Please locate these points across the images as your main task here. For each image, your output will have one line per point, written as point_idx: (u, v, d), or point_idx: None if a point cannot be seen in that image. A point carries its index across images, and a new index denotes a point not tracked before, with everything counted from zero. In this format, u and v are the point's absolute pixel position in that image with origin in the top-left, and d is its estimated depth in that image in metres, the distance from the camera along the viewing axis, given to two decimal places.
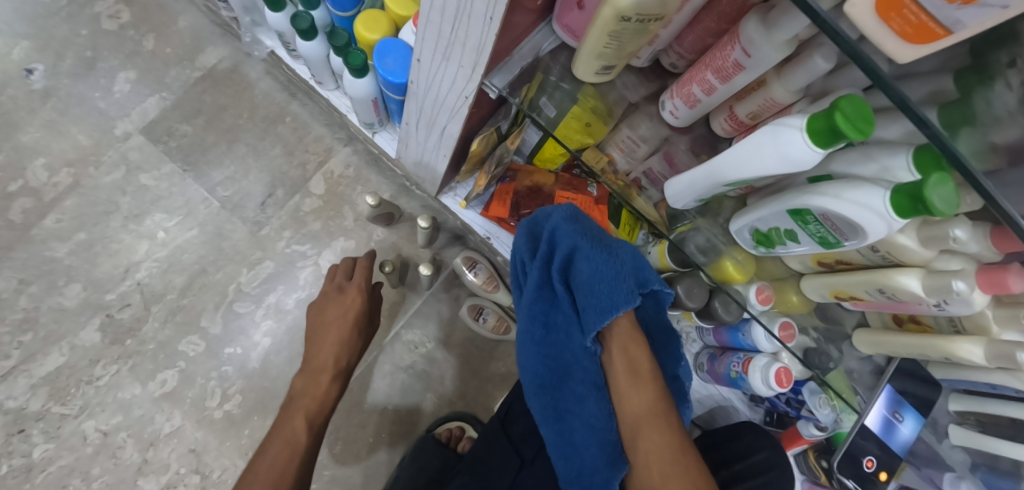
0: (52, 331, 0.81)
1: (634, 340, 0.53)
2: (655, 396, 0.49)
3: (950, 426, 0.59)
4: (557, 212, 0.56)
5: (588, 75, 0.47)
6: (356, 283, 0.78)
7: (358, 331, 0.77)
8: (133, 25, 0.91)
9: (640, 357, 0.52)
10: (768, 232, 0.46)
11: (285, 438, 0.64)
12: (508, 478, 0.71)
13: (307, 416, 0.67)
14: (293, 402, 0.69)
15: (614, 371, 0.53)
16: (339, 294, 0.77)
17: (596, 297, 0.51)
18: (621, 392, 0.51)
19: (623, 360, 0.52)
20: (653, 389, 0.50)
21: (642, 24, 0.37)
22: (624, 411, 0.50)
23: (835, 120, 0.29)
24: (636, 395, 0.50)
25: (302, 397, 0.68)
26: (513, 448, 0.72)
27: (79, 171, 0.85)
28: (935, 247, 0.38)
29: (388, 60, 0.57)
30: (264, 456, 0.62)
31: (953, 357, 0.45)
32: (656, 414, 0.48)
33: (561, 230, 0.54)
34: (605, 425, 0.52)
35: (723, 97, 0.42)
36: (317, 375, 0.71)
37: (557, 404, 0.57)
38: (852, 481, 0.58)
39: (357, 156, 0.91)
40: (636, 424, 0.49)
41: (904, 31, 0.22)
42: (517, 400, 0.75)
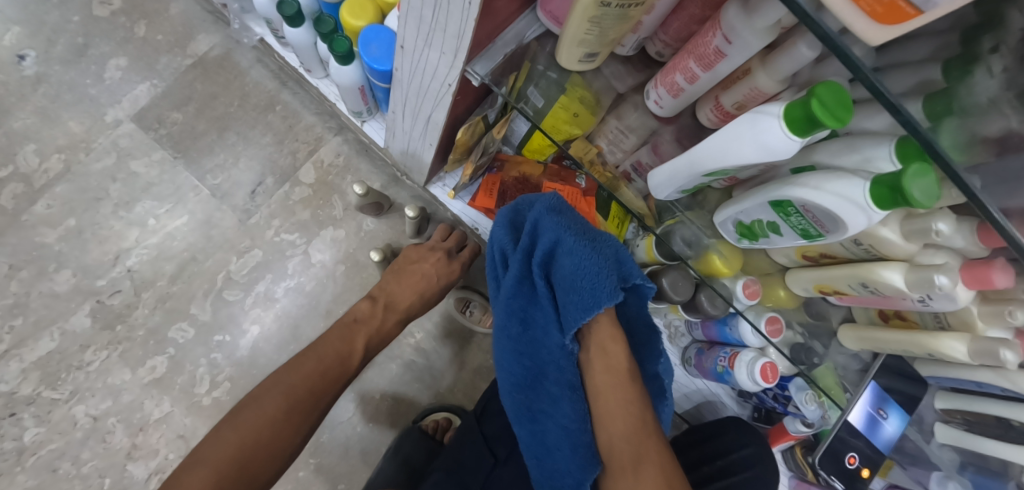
0: (43, 316, 0.81)
1: (613, 336, 0.53)
2: (631, 401, 0.50)
3: (937, 424, 0.59)
4: (540, 203, 0.55)
5: (572, 62, 0.47)
6: (464, 257, 0.83)
7: (439, 292, 0.80)
8: (125, 11, 0.91)
9: (618, 355, 0.52)
10: (751, 225, 0.45)
11: (337, 342, 0.67)
12: (481, 478, 0.70)
13: (366, 341, 0.69)
14: (355, 322, 0.71)
15: (591, 372, 0.53)
16: (447, 259, 0.81)
17: (578, 293, 0.50)
18: (599, 395, 0.52)
19: (600, 359, 0.53)
20: (628, 394, 0.50)
21: (622, 10, 0.37)
22: (601, 410, 0.51)
23: (812, 107, 0.29)
24: (613, 398, 0.50)
25: (367, 323, 0.71)
26: (488, 447, 0.72)
27: (70, 158, 0.86)
28: (917, 240, 0.37)
29: (373, 47, 0.57)
30: (313, 350, 0.64)
31: (937, 353, 0.44)
32: (632, 415, 0.49)
33: (543, 222, 0.54)
34: (579, 427, 0.52)
35: (706, 85, 0.41)
36: (389, 308, 0.75)
37: (530, 404, 0.57)
38: (840, 482, 0.57)
39: (347, 145, 0.91)
40: (612, 429, 0.49)
41: (874, 10, 0.21)
42: (494, 400, 0.76)
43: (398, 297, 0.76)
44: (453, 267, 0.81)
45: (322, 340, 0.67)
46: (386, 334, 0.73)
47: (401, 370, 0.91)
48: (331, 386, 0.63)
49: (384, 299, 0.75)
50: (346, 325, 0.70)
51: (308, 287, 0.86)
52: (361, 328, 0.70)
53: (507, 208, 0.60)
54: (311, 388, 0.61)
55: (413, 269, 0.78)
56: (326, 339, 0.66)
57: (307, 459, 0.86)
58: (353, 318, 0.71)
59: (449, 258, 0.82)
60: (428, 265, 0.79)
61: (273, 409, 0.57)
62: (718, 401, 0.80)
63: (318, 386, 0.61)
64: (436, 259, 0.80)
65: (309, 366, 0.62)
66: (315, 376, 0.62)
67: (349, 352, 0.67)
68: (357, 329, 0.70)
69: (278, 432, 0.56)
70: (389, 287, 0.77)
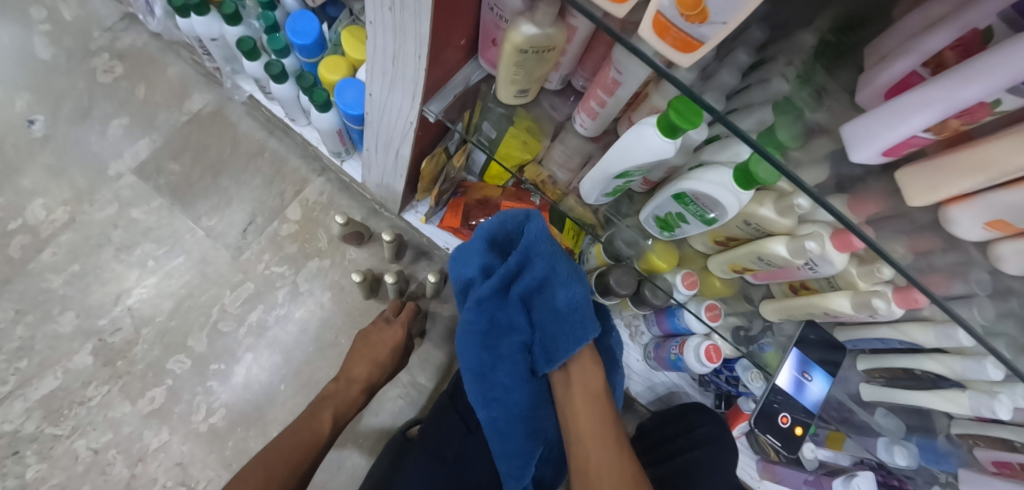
0: (47, 357, 0.86)
1: (591, 361, 0.63)
2: (604, 420, 0.60)
3: (863, 386, 0.67)
4: (531, 227, 0.60)
5: (508, 97, 0.57)
6: (403, 320, 0.86)
7: (394, 358, 0.83)
8: (125, 77, 1.00)
9: (595, 381, 0.62)
10: (666, 217, 0.54)
11: (308, 420, 0.73)
12: (457, 443, 0.80)
13: (333, 413, 0.75)
14: (323, 399, 0.77)
15: (571, 391, 0.61)
16: (387, 325, 0.85)
17: (568, 324, 0.60)
18: (576, 410, 0.61)
19: (578, 380, 0.62)
20: (601, 414, 0.61)
21: (538, 53, 0.47)
22: (577, 424, 0.60)
23: (673, 115, 0.39)
24: (590, 414, 0.60)
25: (333, 398, 0.77)
26: (461, 418, 0.81)
27: (75, 209, 0.93)
28: (791, 216, 0.45)
29: (348, 95, 0.67)
30: (286, 435, 0.71)
31: (831, 309, 0.52)
32: (606, 433, 0.59)
33: (537, 249, 0.59)
34: (528, 413, 0.65)
35: (614, 108, 0.51)
36: (333, 398, 0.77)
37: (485, 392, 0.65)
38: (775, 439, 0.63)
39: (330, 185, 0.99)
40: (587, 439, 0.58)
41: (676, 44, 0.31)
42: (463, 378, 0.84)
43: (342, 389, 0.79)
44: (392, 331, 0.84)
45: (268, 452, 0.68)
46: (352, 412, 0.78)
47: (388, 387, 0.93)
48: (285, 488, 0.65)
49: (346, 375, 0.80)
50: (297, 425, 0.72)
51: (297, 315, 0.92)
52: (308, 436, 0.71)
53: (492, 221, 0.64)
54: (291, 458, 0.68)
55: (364, 345, 0.82)
56: (279, 450, 0.68)
57: None
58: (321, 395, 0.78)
59: (390, 322, 0.85)
60: (375, 333, 0.84)
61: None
62: (682, 391, 0.85)
63: (301, 457, 0.68)
64: (378, 328, 0.84)
65: (287, 444, 0.69)
66: (297, 445, 0.69)
67: (318, 425, 0.73)
68: (324, 405, 0.76)
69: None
70: (349, 364, 0.81)
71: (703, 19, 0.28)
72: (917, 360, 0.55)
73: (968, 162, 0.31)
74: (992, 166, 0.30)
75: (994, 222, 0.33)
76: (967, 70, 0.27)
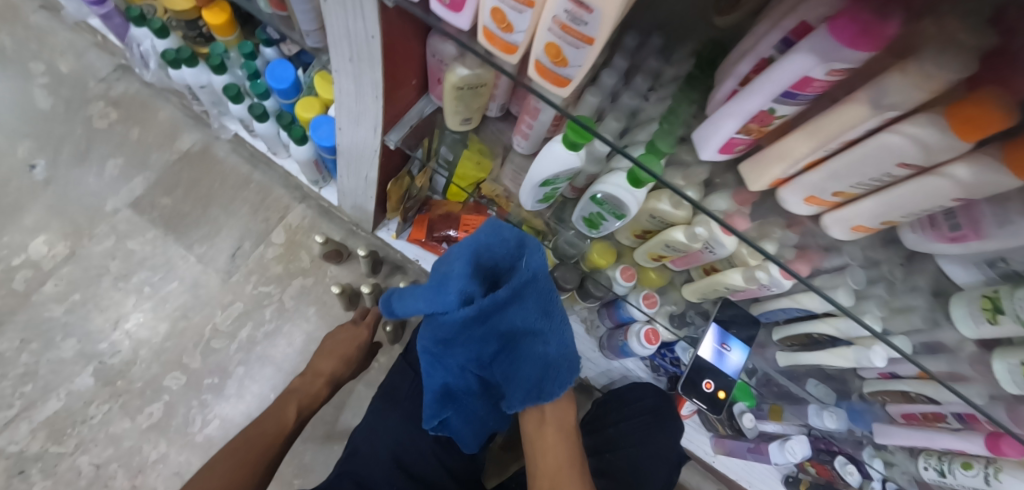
0: (50, 380, 0.93)
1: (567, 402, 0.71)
2: (572, 454, 0.68)
3: (779, 354, 0.77)
4: (533, 262, 0.63)
5: (455, 125, 0.67)
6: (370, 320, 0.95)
7: (360, 355, 0.92)
8: (120, 121, 1.10)
9: (568, 420, 0.70)
10: (591, 217, 0.65)
11: (277, 414, 0.78)
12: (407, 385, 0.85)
13: (296, 408, 0.80)
14: (289, 394, 0.82)
15: (547, 424, 0.69)
16: (354, 326, 0.94)
17: (553, 366, 0.64)
18: (546, 439, 0.68)
19: (554, 413, 0.69)
20: (569, 449, 0.68)
21: (472, 89, 0.57)
22: (546, 456, 0.66)
23: (570, 134, 0.51)
24: (560, 445, 0.67)
25: (300, 390, 0.83)
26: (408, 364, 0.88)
27: (75, 243, 1.01)
28: (684, 209, 0.56)
29: (321, 131, 0.78)
30: (257, 426, 0.76)
31: (729, 284, 0.63)
32: (574, 465, 0.66)
33: (536, 287, 0.63)
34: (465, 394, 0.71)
35: (541, 129, 0.61)
36: (296, 394, 0.83)
37: (439, 370, 0.68)
38: (702, 403, 0.72)
39: (311, 210, 1.08)
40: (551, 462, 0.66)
41: (557, 81, 0.42)
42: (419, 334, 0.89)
43: (306, 383, 0.85)
44: (359, 331, 0.93)
45: (235, 448, 0.71)
46: (314, 406, 0.84)
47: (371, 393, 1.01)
48: (251, 477, 0.68)
49: (312, 371, 0.87)
50: (262, 420, 0.77)
51: (284, 330, 1.00)
52: (272, 429, 0.76)
53: (491, 240, 0.62)
54: (262, 447, 0.73)
55: (333, 343, 0.91)
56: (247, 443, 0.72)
57: (290, 481, 0.96)
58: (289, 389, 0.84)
59: (354, 323, 0.94)
60: (347, 334, 0.92)
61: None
62: (635, 377, 0.94)
63: (270, 444, 0.74)
64: (346, 329, 0.93)
65: (260, 433, 0.74)
66: (265, 435, 0.74)
67: (285, 416, 0.78)
68: (292, 396, 0.81)
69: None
70: (315, 363, 0.88)
71: (566, 64, 0.39)
72: (814, 324, 0.65)
73: (775, 154, 0.42)
74: (786, 156, 0.41)
75: (809, 198, 0.44)
76: (749, 88, 0.37)
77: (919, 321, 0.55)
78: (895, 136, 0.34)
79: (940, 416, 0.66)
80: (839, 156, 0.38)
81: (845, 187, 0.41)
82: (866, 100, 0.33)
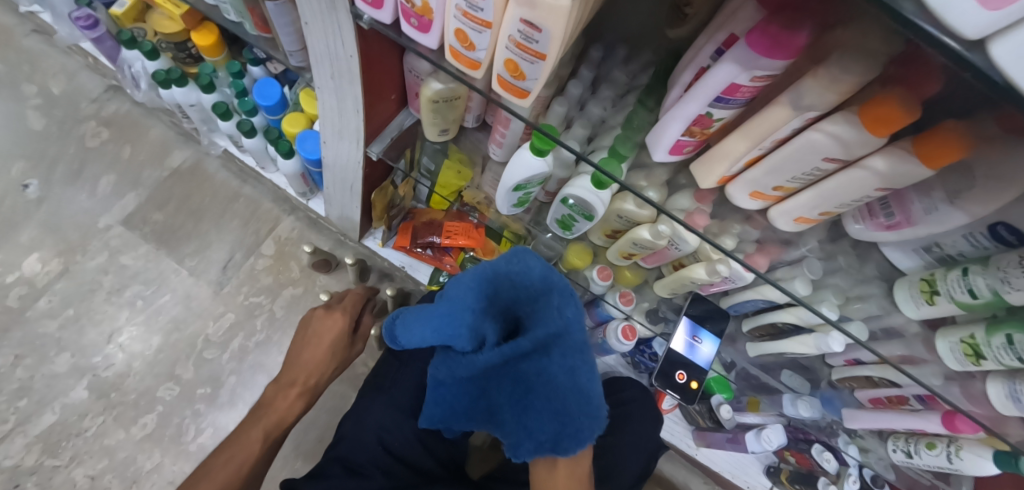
0: (45, 394, 0.95)
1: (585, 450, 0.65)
2: None
3: (749, 345, 0.81)
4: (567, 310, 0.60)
5: (434, 136, 0.71)
6: (345, 308, 0.93)
7: (341, 342, 0.89)
8: (111, 140, 1.12)
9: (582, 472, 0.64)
10: (564, 219, 0.68)
11: (241, 441, 0.76)
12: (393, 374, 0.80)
13: (262, 431, 0.78)
14: (260, 410, 0.81)
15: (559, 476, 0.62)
16: (327, 313, 0.91)
17: (569, 418, 0.58)
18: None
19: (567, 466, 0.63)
20: None
21: (447, 101, 0.61)
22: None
23: (537, 141, 0.55)
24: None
25: (269, 409, 0.80)
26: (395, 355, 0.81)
27: (68, 259, 1.03)
28: (648, 208, 0.60)
29: (308, 144, 0.81)
30: (218, 457, 0.73)
31: (694, 278, 0.66)
32: None
33: (565, 333, 0.59)
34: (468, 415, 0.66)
35: (513, 138, 0.65)
36: (261, 417, 0.80)
37: (452, 393, 0.64)
38: (673, 393, 0.76)
39: (300, 222, 1.11)
40: None
41: (518, 92, 0.46)
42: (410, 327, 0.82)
43: (276, 401, 0.82)
44: (333, 320, 0.90)
45: (199, 477, 0.69)
46: (287, 421, 0.82)
47: None
48: None
49: (290, 379, 0.85)
50: (229, 444, 0.75)
51: (274, 339, 1.02)
52: (239, 452, 0.74)
53: (524, 273, 0.61)
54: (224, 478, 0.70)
55: (311, 333, 0.89)
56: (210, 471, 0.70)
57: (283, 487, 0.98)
58: (262, 405, 0.82)
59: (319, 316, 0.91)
60: (331, 327, 0.89)
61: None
62: (616, 372, 0.98)
63: (234, 474, 0.71)
64: (321, 318, 0.90)
65: (224, 460, 0.72)
66: (230, 464, 0.72)
67: (254, 440, 0.76)
68: (260, 419, 0.79)
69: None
70: (290, 367, 0.87)
71: (524, 77, 0.43)
72: (778, 315, 0.68)
73: (718, 153, 0.46)
74: (728, 155, 0.45)
75: (754, 192, 0.48)
76: (687, 95, 0.41)
77: (874, 308, 0.59)
78: (818, 134, 0.38)
79: (904, 399, 0.69)
80: (774, 153, 0.42)
81: (783, 181, 0.45)
82: (787, 103, 0.37)
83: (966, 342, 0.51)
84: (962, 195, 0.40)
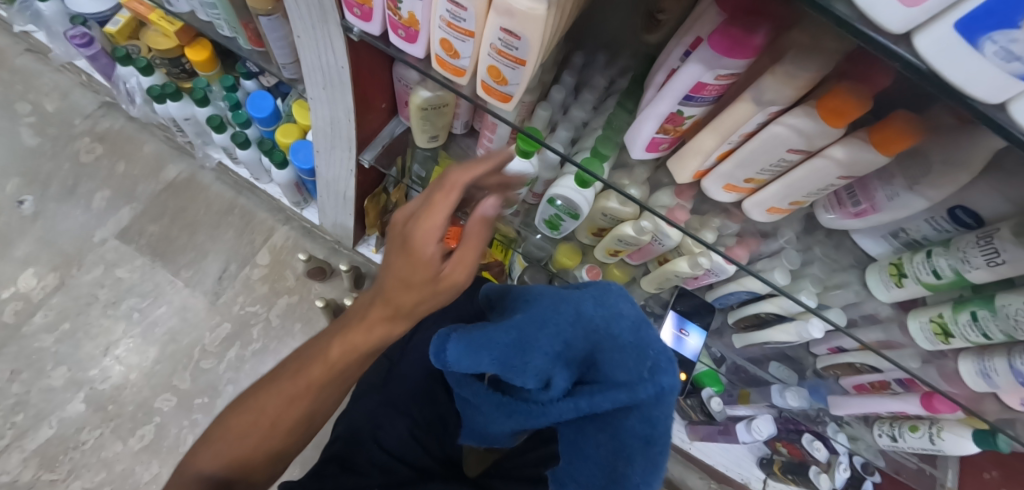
0: (42, 408, 0.95)
1: None
2: None
3: (736, 337, 0.83)
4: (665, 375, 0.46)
5: (423, 142, 0.73)
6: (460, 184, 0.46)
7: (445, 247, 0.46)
8: (106, 156, 1.14)
9: None
10: (551, 219, 0.71)
11: (288, 385, 0.53)
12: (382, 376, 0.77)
13: (332, 360, 0.52)
14: (359, 315, 0.52)
15: None
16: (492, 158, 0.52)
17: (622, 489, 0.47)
18: None
19: None
20: None
21: (436, 109, 0.64)
22: None
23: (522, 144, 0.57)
24: None
25: (356, 328, 0.51)
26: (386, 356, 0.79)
27: (64, 273, 1.04)
28: (631, 206, 0.62)
29: (300, 154, 0.84)
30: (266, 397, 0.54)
31: (678, 271, 0.69)
32: None
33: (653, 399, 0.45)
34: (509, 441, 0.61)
35: (500, 143, 0.67)
36: (324, 353, 0.53)
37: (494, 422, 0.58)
38: None
39: (294, 231, 1.13)
40: None
41: (501, 97, 0.48)
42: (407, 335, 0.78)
43: (352, 330, 0.52)
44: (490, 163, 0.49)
45: (235, 415, 0.54)
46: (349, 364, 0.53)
47: None
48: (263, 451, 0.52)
49: (389, 294, 0.48)
50: (281, 373, 0.55)
51: (271, 347, 1.03)
52: (301, 386, 0.53)
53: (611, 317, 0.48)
54: (284, 417, 0.53)
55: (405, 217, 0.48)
56: (256, 403, 0.53)
57: None
58: (356, 313, 0.53)
59: (437, 190, 0.46)
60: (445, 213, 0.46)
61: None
62: None
63: (289, 413, 0.53)
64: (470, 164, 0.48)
65: (280, 399, 0.53)
66: (289, 401, 0.53)
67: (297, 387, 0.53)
68: (312, 358, 0.53)
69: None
70: (387, 271, 0.48)
71: (505, 82, 0.46)
72: (760, 305, 0.71)
73: (691, 149, 0.48)
74: (701, 150, 0.47)
75: (727, 186, 0.51)
76: (658, 94, 0.44)
77: (851, 295, 0.61)
78: (780, 127, 0.41)
79: (886, 384, 0.71)
80: (742, 147, 0.45)
81: (753, 174, 0.47)
82: (750, 99, 0.40)
83: (935, 321, 0.54)
84: (921, 181, 0.43)
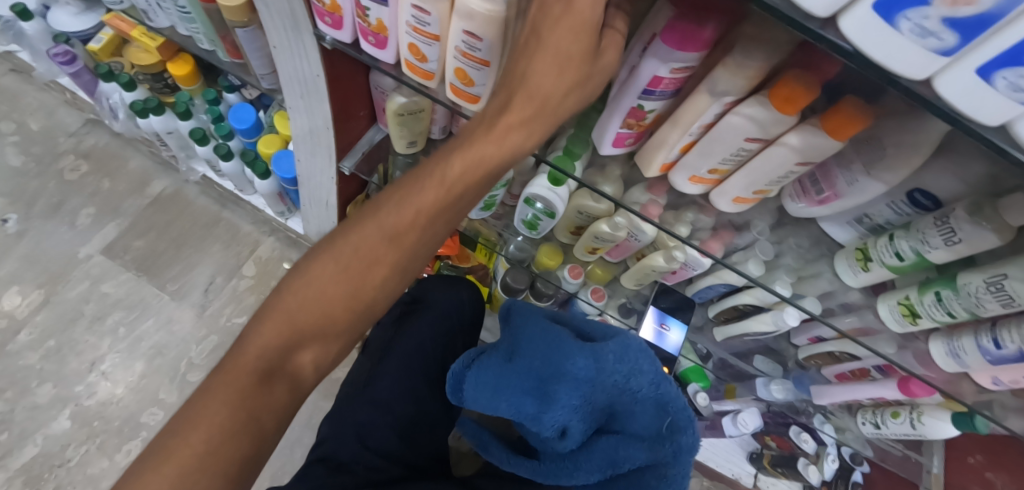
0: (26, 426, 0.94)
1: None
2: None
3: (716, 330, 0.84)
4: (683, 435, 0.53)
5: (402, 148, 0.74)
6: None
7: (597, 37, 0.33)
8: (90, 173, 1.14)
9: None
10: (529, 219, 0.72)
11: (365, 238, 0.38)
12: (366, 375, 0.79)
13: (428, 195, 0.37)
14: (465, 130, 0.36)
15: None
16: None
17: None
18: None
19: None
20: None
21: (412, 114, 0.65)
22: None
23: None
24: None
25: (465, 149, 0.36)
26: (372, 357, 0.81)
27: (49, 290, 1.04)
28: (606, 202, 0.64)
29: (283, 164, 0.85)
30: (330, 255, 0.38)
31: (654, 265, 0.71)
32: None
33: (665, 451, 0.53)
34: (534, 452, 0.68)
35: None
36: (439, 170, 0.36)
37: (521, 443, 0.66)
38: None
39: (280, 242, 1.13)
40: None
41: (469, 99, 0.49)
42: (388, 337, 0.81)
43: (472, 141, 0.36)
44: None
45: (314, 263, 0.39)
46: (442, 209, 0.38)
47: None
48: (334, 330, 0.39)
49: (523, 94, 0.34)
50: (353, 223, 0.39)
51: None
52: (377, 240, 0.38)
53: (631, 374, 0.54)
54: (351, 288, 0.39)
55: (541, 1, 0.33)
56: (321, 268, 0.38)
57: None
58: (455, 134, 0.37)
59: None
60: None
61: (220, 424, 0.36)
62: None
63: (362, 282, 0.39)
64: None
65: (347, 259, 0.38)
66: (360, 263, 0.38)
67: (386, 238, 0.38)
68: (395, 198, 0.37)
69: (263, 446, 0.39)
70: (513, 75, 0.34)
71: (472, 83, 0.47)
72: (738, 296, 0.72)
73: (656, 143, 0.50)
74: (665, 143, 0.49)
75: (693, 178, 0.53)
76: (620, 90, 0.46)
77: (825, 284, 0.62)
78: (736, 117, 0.42)
79: (865, 371, 0.72)
80: (703, 138, 0.47)
81: (716, 164, 0.49)
82: (706, 90, 0.41)
83: (903, 303, 0.55)
84: (877, 166, 0.44)
